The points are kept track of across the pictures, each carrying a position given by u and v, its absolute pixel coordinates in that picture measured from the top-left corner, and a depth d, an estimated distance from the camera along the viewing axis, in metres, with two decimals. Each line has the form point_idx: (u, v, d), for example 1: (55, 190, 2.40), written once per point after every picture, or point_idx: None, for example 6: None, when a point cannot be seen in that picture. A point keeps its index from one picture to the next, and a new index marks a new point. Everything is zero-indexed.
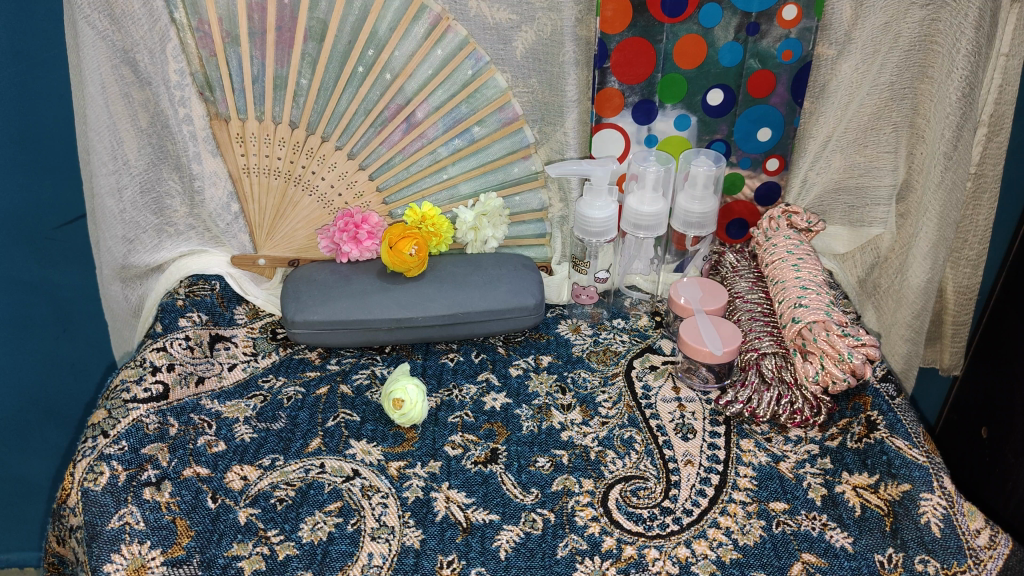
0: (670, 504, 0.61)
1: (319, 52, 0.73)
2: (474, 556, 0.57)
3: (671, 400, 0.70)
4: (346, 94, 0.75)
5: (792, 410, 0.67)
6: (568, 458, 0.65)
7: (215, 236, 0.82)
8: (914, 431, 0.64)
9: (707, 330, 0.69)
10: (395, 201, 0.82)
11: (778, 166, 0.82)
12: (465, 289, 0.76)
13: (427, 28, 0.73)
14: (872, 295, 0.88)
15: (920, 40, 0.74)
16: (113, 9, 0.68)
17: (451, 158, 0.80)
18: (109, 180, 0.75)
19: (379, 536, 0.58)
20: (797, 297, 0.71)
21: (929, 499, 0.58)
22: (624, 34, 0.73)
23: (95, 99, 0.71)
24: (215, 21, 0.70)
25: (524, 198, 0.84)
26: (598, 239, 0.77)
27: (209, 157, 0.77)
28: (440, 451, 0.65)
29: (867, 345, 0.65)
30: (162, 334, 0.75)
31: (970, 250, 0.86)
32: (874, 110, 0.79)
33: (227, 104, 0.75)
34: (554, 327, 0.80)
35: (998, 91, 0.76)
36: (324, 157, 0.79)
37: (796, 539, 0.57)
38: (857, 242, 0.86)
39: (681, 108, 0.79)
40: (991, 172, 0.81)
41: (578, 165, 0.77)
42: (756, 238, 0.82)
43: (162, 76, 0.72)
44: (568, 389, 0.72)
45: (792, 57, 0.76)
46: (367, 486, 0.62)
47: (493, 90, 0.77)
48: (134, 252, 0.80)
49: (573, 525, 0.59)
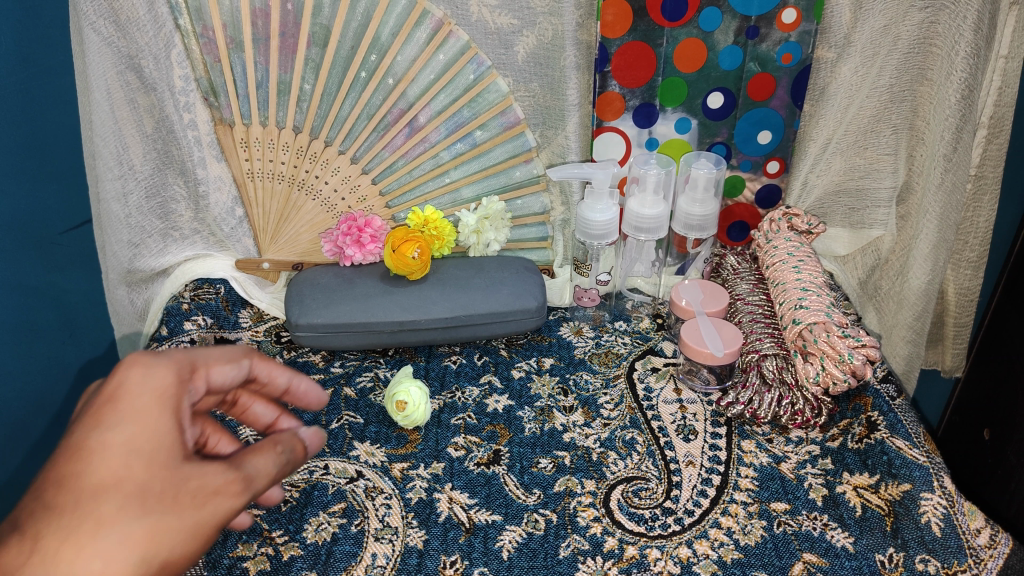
0: (671, 505, 0.61)
1: (322, 57, 0.74)
2: (477, 556, 0.57)
3: (673, 402, 0.71)
4: (349, 99, 0.76)
5: (793, 411, 0.67)
6: (570, 459, 0.65)
7: (220, 241, 0.83)
8: (914, 431, 0.64)
9: (709, 332, 0.70)
10: (398, 205, 0.83)
11: (778, 169, 0.83)
12: (466, 292, 0.76)
13: (429, 33, 0.74)
14: (873, 296, 0.88)
15: (919, 42, 0.74)
16: (118, 16, 0.69)
17: (452, 162, 0.81)
18: (115, 185, 0.76)
19: (382, 537, 0.59)
20: (798, 299, 0.71)
21: (930, 499, 0.58)
22: (624, 38, 0.74)
23: (100, 105, 0.72)
24: (220, 27, 0.71)
25: (525, 202, 0.84)
26: (599, 241, 0.77)
27: (214, 162, 0.78)
28: (443, 453, 0.66)
29: (868, 345, 0.66)
30: (167, 337, 0.76)
31: (969, 251, 0.86)
32: (873, 113, 0.79)
33: (231, 110, 0.75)
34: (556, 330, 0.81)
35: (997, 94, 0.76)
36: (327, 161, 0.80)
37: (798, 539, 0.58)
38: (857, 244, 0.86)
39: (681, 111, 0.79)
40: (991, 173, 0.81)
41: (580, 168, 0.78)
42: (756, 240, 0.82)
43: (168, 83, 0.73)
44: (570, 391, 0.72)
45: (792, 60, 0.76)
46: (370, 487, 0.63)
47: (495, 94, 0.78)
48: (140, 256, 0.80)
49: (575, 525, 0.59)
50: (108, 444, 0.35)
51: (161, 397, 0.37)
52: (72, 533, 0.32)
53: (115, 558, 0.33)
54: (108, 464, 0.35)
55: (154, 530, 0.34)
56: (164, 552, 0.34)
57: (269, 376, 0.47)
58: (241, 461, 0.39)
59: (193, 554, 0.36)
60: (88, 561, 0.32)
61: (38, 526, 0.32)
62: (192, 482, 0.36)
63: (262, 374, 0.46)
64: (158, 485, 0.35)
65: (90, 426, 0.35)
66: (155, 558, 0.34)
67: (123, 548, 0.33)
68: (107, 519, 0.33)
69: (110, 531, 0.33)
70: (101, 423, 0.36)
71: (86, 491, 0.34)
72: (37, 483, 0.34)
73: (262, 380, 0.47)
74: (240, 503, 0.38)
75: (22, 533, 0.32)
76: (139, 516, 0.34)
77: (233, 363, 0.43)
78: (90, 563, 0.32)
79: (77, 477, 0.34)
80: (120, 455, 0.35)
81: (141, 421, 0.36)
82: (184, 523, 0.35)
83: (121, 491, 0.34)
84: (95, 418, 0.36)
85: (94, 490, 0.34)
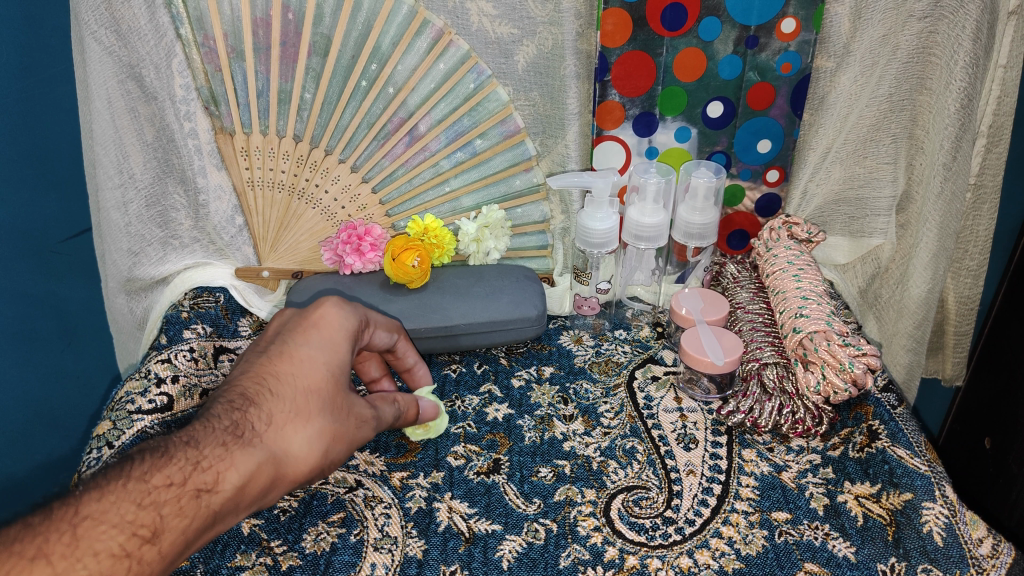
0: (672, 514, 0.61)
1: (322, 66, 0.74)
2: (477, 566, 0.57)
3: (673, 411, 0.71)
4: (349, 108, 0.76)
5: (794, 420, 0.66)
6: (570, 468, 0.65)
7: (219, 249, 0.83)
8: (915, 441, 0.64)
9: (709, 340, 0.70)
10: (398, 214, 0.83)
11: (778, 177, 0.83)
12: (466, 300, 0.76)
13: (429, 43, 0.74)
14: (873, 305, 0.89)
15: (919, 51, 0.74)
16: (120, 26, 0.69)
17: (453, 170, 0.81)
18: (115, 194, 0.76)
19: (382, 546, 0.58)
20: (798, 307, 0.71)
21: (931, 508, 0.58)
22: (624, 47, 0.74)
23: (101, 113, 0.72)
24: (221, 36, 0.71)
25: (525, 211, 0.85)
26: (599, 250, 0.77)
27: (214, 171, 0.78)
28: (443, 462, 0.66)
29: (869, 354, 0.65)
30: (167, 346, 0.74)
31: (970, 260, 0.86)
32: (873, 122, 0.79)
33: (231, 119, 0.76)
34: (556, 338, 0.81)
35: (997, 102, 0.76)
36: (327, 170, 0.80)
37: (799, 549, 0.57)
38: (857, 252, 0.87)
39: (681, 120, 0.80)
40: (990, 182, 0.81)
41: (580, 177, 0.78)
42: (756, 249, 0.82)
43: (168, 91, 0.73)
44: (570, 400, 0.72)
45: (791, 70, 0.76)
46: (369, 497, 0.62)
47: (495, 103, 0.78)
48: (139, 265, 0.80)
49: (575, 535, 0.59)
50: (314, 358, 0.50)
51: (346, 333, 0.53)
52: (292, 418, 0.46)
53: (312, 444, 0.47)
54: (314, 374, 0.49)
55: (333, 433, 0.49)
56: (334, 451, 0.49)
57: (404, 353, 0.65)
58: (376, 407, 0.55)
59: (340, 460, 0.51)
60: (298, 441, 0.46)
61: (270, 408, 0.46)
62: (355, 408, 0.51)
63: (400, 350, 0.65)
64: (339, 401, 0.50)
65: (301, 341, 0.50)
66: (328, 453, 0.49)
67: (318, 438, 0.48)
68: (311, 416, 0.47)
69: (312, 425, 0.47)
70: (309, 341, 0.51)
71: (299, 389, 0.48)
72: (262, 372, 0.48)
73: (397, 354, 0.65)
74: (371, 434, 0.53)
75: (259, 410, 0.46)
76: (329, 418, 0.49)
77: (389, 332, 0.62)
78: (298, 444, 0.46)
79: (293, 376, 0.48)
80: (321, 368, 0.50)
81: (337, 347, 0.51)
82: (347, 437, 0.50)
83: (321, 397, 0.48)
84: (305, 336, 0.51)
85: (303, 390, 0.48)
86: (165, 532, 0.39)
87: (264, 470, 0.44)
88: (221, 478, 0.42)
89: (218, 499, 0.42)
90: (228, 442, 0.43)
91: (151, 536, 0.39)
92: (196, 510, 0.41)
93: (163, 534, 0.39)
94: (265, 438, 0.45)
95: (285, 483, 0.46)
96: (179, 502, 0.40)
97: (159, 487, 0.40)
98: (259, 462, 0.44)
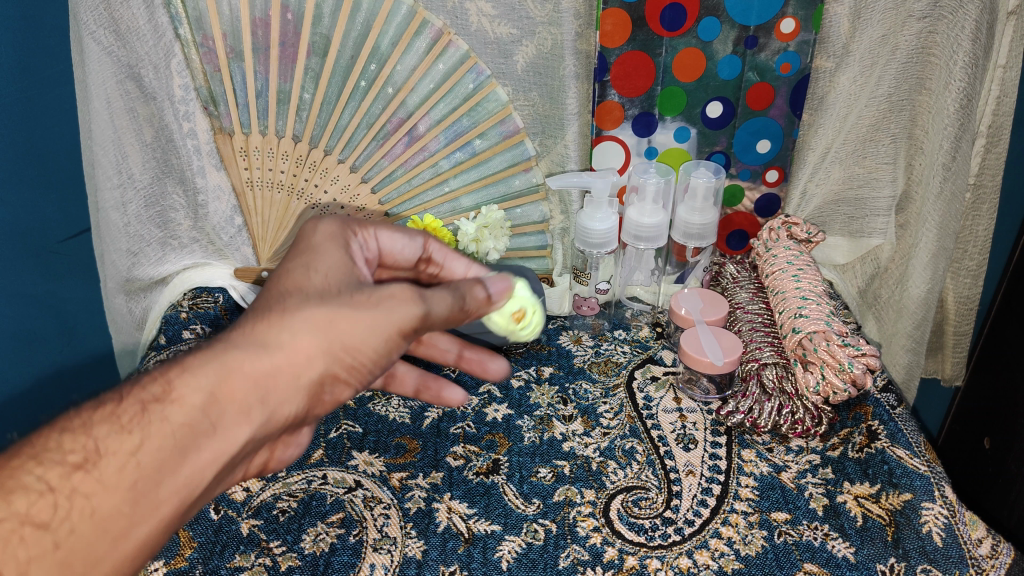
0: (672, 515, 0.61)
1: (322, 66, 0.74)
2: (476, 567, 0.57)
3: (673, 411, 0.71)
4: (349, 107, 0.76)
5: (794, 420, 0.66)
6: (569, 468, 0.65)
7: (218, 249, 0.84)
8: (914, 440, 0.64)
9: (709, 341, 0.69)
10: (398, 214, 0.83)
11: (778, 178, 0.83)
12: None
13: (428, 43, 0.73)
14: (873, 305, 0.90)
15: (918, 51, 0.73)
16: (118, 26, 0.69)
17: (452, 170, 0.81)
18: (114, 195, 0.76)
19: (381, 547, 0.58)
20: (797, 307, 0.71)
21: (931, 508, 0.58)
22: (623, 47, 0.74)
23: (99, 113, 0.72)
24: (219, 36, 0.71)
25: (524, 211, 0.85)
26: (599, 250, 0.77)
27: (213, 171, 0.79)
28: (443, 462, 0.66)
29: (868, 354, 0.65)
30: (165, 346, 0.74)
31: (969, 260, 0.86)
32: (872, 121, 0.79)
33: (230, 119, 0.76)
34: (556, 339, 0.81)
35: (996, 102, 0.76)
36: (326, 170, 0.80)
37: (798, 550, 0.57)
38: (856, 252, 0.87)
39: (681, 120, 0.80)
40: (990, 182, 0.81)
41: (579, 178, 0.78)
42: (756, 249, 0.82)
43: (167, 92, 0.73)
44: (570, 400, 0.72)
45: (790, 70, 0.76)
46: (368, 497, 0.62)
47: (494, 103, 0.78)
48: (138, 265, 0.81)
49: (575, 535, 0.59)
50: (290, 266, 0.41)
51: (331, 238, 0.43)
52: (267, 313, 0.37)
53: (303, 331, 0.37)
54: (291, 278, 0.40)
55: (333, 317, 0.38)
56: (345, 335, 0.38)
57: (446, 262, 0.51)
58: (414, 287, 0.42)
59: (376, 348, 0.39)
60: (281, 332, 0.37)
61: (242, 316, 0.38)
62: (367, 290, 0.40)
63: (438, 256, 0.51)
64: (336, 291, 0.39)
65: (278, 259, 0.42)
66: (340, 339, 0.38)
67: (311, 323, 0.37)
68: (290, 307, 0.38)
69: (296, 314, 0.37)
70: (286, 256, 0.42)
71: (276, 291, 0.39)
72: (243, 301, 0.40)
73: (439, 265, 0.51)
74: (417, 313, 0.40)
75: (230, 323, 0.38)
76: (320, 302, 0.38)
77: (407, 237, 0.49)
78: (282, 337, 0.37)
79: (270, 287, 0.40)
80: (301, 270, 0.40)
81: (316, 251, 0.42)
82: (362, 316, 0.39)
83: (303, 288, 0.39)
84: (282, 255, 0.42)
85: (280, 292, 0.39)
86: (105, 455, 0.32)
87: (238, 371, 0.35)
88: (174, 386, 0.34)
89: (178, 409, 0.34)
90: (180, 358, 0.36)
91: (84, 462, 0.32)
92: (148, 424, 0.33)
93: (103, 458, 0.32)
94: (236, 340, 0.36)
95: (282, 380, 0.36)
96: (120, 419, 0.33)
97: (92, 411, 0.33)
98: (227, 361, 0.35)
